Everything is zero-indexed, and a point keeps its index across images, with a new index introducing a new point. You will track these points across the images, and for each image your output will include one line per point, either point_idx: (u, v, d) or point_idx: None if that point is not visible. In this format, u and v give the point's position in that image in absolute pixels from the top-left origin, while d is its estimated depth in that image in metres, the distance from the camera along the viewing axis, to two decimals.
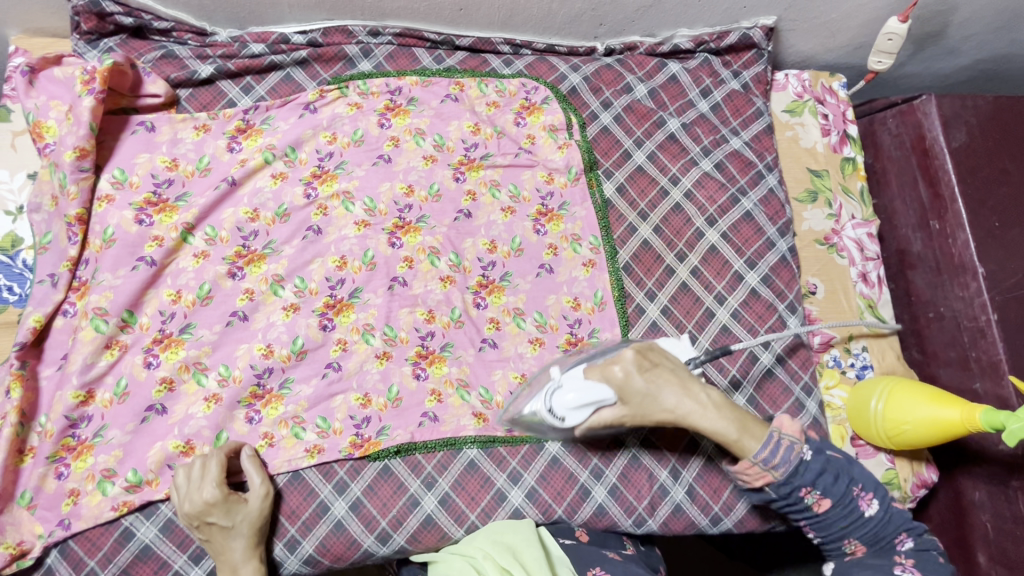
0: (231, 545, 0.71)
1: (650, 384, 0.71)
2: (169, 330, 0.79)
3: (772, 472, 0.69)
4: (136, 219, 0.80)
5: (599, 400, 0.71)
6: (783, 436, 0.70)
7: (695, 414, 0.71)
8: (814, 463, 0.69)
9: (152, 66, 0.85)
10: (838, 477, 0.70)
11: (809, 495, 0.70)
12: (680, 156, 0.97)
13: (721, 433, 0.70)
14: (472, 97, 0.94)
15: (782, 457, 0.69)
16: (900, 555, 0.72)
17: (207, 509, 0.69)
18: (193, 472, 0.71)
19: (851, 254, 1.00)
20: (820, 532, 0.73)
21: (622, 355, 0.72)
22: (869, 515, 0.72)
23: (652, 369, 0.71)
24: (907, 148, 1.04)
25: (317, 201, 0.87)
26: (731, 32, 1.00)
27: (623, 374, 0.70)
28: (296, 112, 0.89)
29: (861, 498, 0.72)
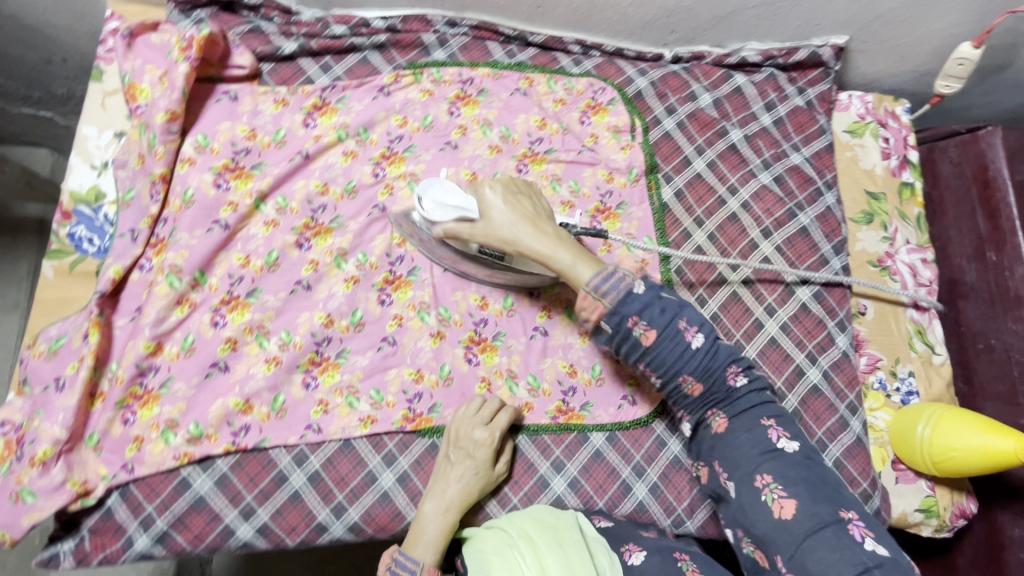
0: (453, 479, 0.76)
1: (510, 205, 0.72)
2: (237, 293, 0.81)
3: (600, 301, 0.68)
4: (214, 182, 0.83)
5: (464, 210, 0.72)
6: (619, 270, 0.69)
7: (533, 238, 0.71)
8: (643, 297, 0.68)
9: (240, 39, 0.88)
10: (664, 309, 0.69)
11: (638, 327, 0.69)
12: (740, 167, 0.98)
13: (555, 258, 0.71)
14: (541, 92, 0.96)
15: (612, 285, 0.68)
16: (765, 420, 0.72)
17: (479, 445, 0.76)
18: (491, 412, 0.79)
19: (903, 278, 0.99)
20: (664, 378, 0.72)
21: (492, 179, 0.74)
22: (698, 349, 0.70)
23: (516, 196, 0.73)
24: (968, 177, 1.03)
25: (385, 181, 0.89)
26: (800, 49, 1.01)
27: (487, 191, 0.72)
28: (370, 93, 0.91)
29: (689, 332, 0.70)
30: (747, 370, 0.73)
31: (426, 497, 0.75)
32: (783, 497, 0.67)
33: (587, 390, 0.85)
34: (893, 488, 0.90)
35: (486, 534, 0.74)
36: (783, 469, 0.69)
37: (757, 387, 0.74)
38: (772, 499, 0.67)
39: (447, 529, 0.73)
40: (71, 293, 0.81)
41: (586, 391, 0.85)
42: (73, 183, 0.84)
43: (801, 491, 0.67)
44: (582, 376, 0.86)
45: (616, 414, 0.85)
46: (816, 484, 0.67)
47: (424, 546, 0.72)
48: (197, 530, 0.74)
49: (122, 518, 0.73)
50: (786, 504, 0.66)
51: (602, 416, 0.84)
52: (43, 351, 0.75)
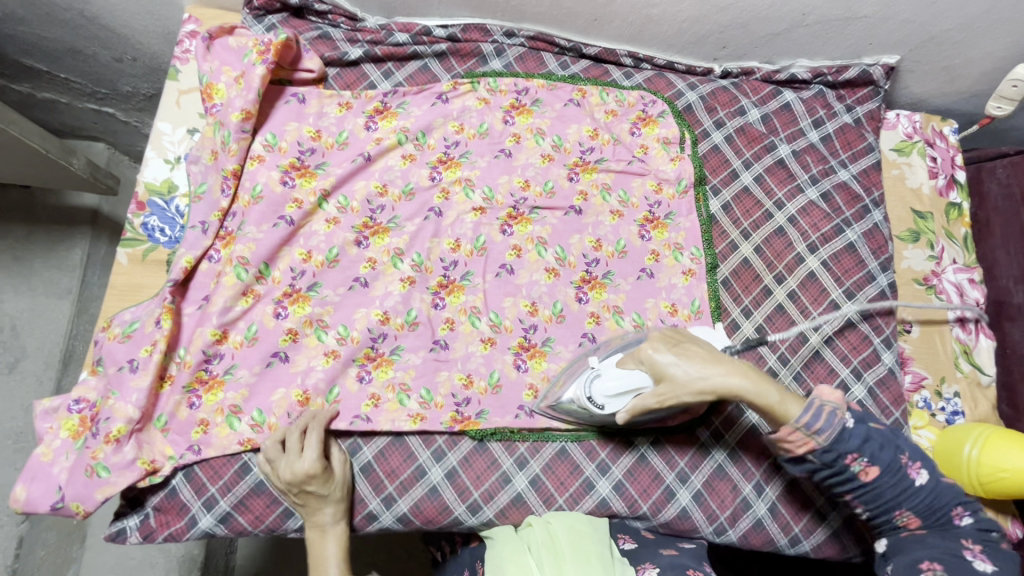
0: (322, 509, 0.76)
1: (687, 354, 0.67)
2: (298, 286, 0.85)
3: (814, 438, 0.68)
4: (281, 180, 0.87)
5: (641, 386, 0.70)
6: (822, 401, 0.68)
7: (730, 383, 0.66)
8: (861, 432, 0.68)
9: (309, 44, 0.93)
10: (884, 446, 0.69)
11: (858, 464, 0.69)
12: (787, 182, 0.99)
13: (765, 397, 0.66)
14: (593, 103, 0.98)
15: (825, 421, 0.67)
16: (966, 539, 0.70)
17: (308, 478, 0.73)
18: (293, 452, 0.74)
19: (949, 297, 1.00)
20: (874, 507, 0.72)
21: (648, 339, 0.69)
22: (920, 486, 0.70)
23: (683, 346, 0.68)
24: (1016, 199, 1.04)
25: (441, 185, 0.92)
26: (851, 67, 1.02)
27: (655, 355, 0.67)
28: (429, 100, 0.94)
29: (913, 468, 0.70)
30: (973, 511, 0.72)
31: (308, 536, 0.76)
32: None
33: None
34: None
35: (505, 538, 0.77)
36: (949, 564, 0.68)
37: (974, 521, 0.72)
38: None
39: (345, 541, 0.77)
40: (142, 280, 0.85)
41: None
42: (148, 175, 0.88)
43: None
44: None
45: None
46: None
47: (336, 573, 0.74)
48: (258, 511, 0.78)
49: (186, 497, 0.77)
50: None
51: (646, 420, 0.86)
52: (117, 334, 0.78)
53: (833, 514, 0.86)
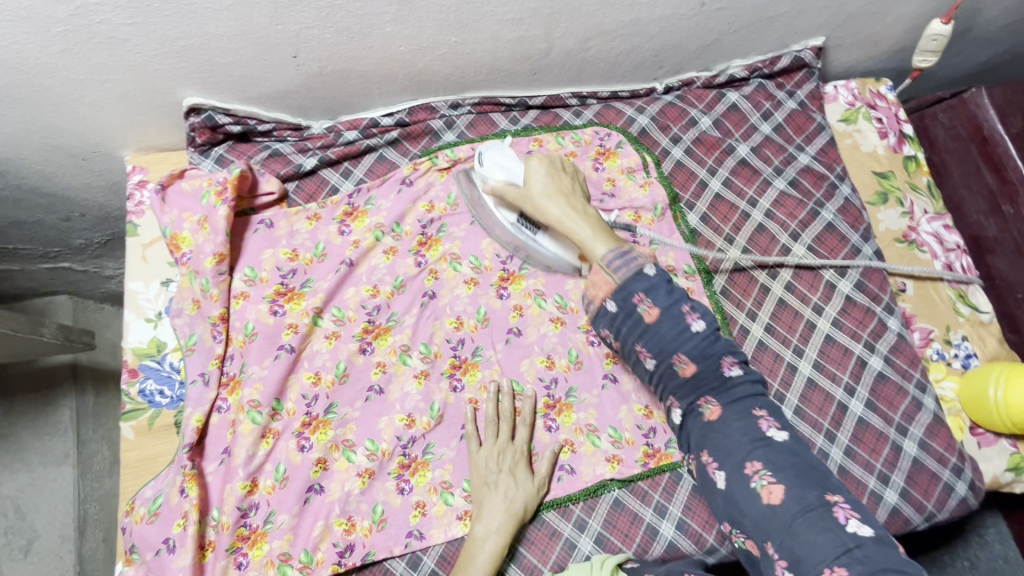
0: (514, 496, 0.78)
1: (551, 179, 0.84)
2: (315, 412, 0.83)
3: (613, 278, 0.73)
4: (270, 310, 0.85)
5: (512, 179, 0.84)
6: (635, 252, 0.75)
7: (561, 213, 0.82)
8: (656, 280, 0.72)
9: (262, 166, 0.92)
10: (670, 292, 0.72)
11: (642, 303, 0.71)
12: (754, 178, 1.01)
13: (578, 230, 0.80)
14: (551, 151, 0.99)
15: (624, 266, 0.73)
16: (758, 409, 0.70)
17: (517, 459, 0.81)
18: (503, 425, 0.83)
19: (931, 248, 1.03)
20: (657, 353, 0.72)
21: (543, 158, 0.86)
22: (700, 331, 0.71)
23: (557, 173, 0.84)
24: (964, 138, 1.09)
25: (428, 267, 0.92)
26: (782, 56, 1.05)
27: (535, 164, 0.84)
28: (394, 187, 0.94)
29: (691, 317, 0.71)
30: (745, 363, 0.72)
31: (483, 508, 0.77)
32: (772, 483, 0.64)
33: (668, 427, 0.87)
34: (979, 454, 0.92)
35: None
36: (770, 453, 0.66)
37: (752, 379, 0.72)
38: (761, 485, 0.65)
39: (497, 552, 0.75)
40: (155, 449, 0.82)
41: (666, 429, 0.87)
42: (133, 340, 0.85)
43: (792, 477, 0.64)
44: (659, 415, 0.87)
45: None
46: (810, 477, 0.64)
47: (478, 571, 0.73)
48: None
49: None
50: (774, 491, 0.63)
51: None
52: (144, 515, 0.76)
53: (892, 490, 0.86)
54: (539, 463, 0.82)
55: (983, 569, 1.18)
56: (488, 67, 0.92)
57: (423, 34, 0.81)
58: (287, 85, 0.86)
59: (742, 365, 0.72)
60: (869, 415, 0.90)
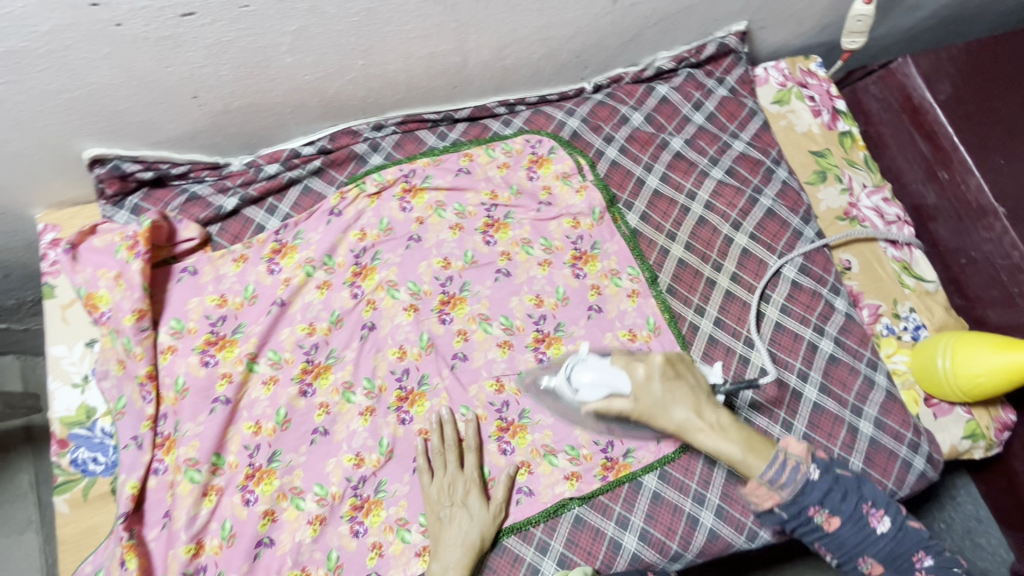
0: (464, 528, 0.77)
1: (671, 389, 0.75)
2: (259, 463, 0.80)
3: (779, 492, 0.68)
4: (201, 362, 0.81)
5: (619, 388, 0.75)
6: (790, 456, 0.70)
7: (698, 432, 0.72)
8: (825, 483, 0.69)
9: (180, 211, 0.88)
10: (846, 495, 0.69)
11: (819, 514, 0.68)
12: (691, 171, 1.00)
13: (726, 451, 0.71)
14: (482, 164, 0.97)
15: (788, 476, 0.69)
16: (923, 574, 0.68)
17: (465, 489, 0.79)
18: (452, 455, 0.81)
19: (873, 223, 1.03)
20: (837, 556, 0.70)
21: (654, 358, 0.76)
22: (884, 534, 0.69)
23: (676, 379, 0.75)
24: (895, 108, 1.09)
25: (365, 298, 0.89)
26: (707, 44, 1.04)
27: (645, 370, 0.75)
28: (323, 219, 0.91)
29: (874, 517, 0.70)
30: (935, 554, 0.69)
31: (435, 546, 0.76)
32: None
33: (625, 437, 0.85)
34: (935, 424, 0.92)
35: None
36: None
37: (940, 564, 0.69)
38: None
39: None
40: (93, 521, 0.78)
41: (624, 440, 0.84)
42: (60, 409, 0.81)
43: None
44: None
45: (658, 450, 0.85)
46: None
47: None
48: None
49: None
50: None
51: (647, 457, 0.84)
52: None
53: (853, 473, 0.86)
54: (495, 489, 0.81)
55: (959, 530, 1.18)
56: (404, 86, 0.89)
57: (327, 60, 0.78)
58: (193, 125, 0.82)
59: (931, 555, 0.69)
60: (824, 399, 0.89)
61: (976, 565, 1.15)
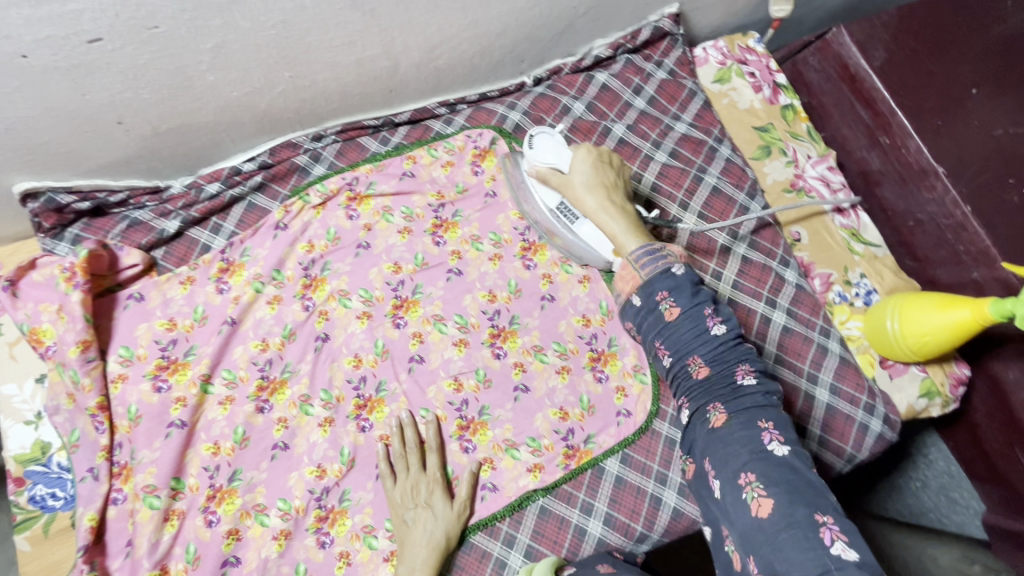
0: (427, 529, 0.77)
1: (596, 171, 0.79)
2: (219, 483, 0.79)
3: (637, 274, 0.67)
4: (154, 388, 0.81)
5: (557, 163, 0.81)
6: (667, 250, 0.68)
7: (601, 208, 0.77)
8: (675, 284, 0.64)
9: (121, 239, 0.87)
10: (693, 292, 0.64)
11: (663, 301, 0.64)
12: (635, 155, 1.00)
13: (614, 228, 0.75)
14: (426, 166, 0.97)
15: (652, 262, 0.66)
16: (763, 419, 0.58)
17: (428, 489, 0.80)
18: (414, 457, 0.81)
19: (819, 192, 1.04)
20: (670, 352, 0.64)
21: (592, 147, 0.81)
22: (718, 336, 0.62)
23: (603, 165, 0.80)
24: (835, 78, 1.11)
25: (316, 309, 0.89)
26: (642, 29, 1.04)
27: (582, 154, 0.79)
28: (269, 234, 0.91)
29: (710, 320, 0.63)
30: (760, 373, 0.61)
31: (401, 548, 0.77)
32: (762, 496, 0.53)
33: (585, 424, 0.86)
34: (891, 385, 0.94)
35: None
36: (764, 463, 0.55)
37: (766, 389, 0.61)
38: (750, 496, 0.53)
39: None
40: (56, 556, 0.78)
41: (584, 426, 0.86)
42: (14, 447, 0.80)
43: (784, 483, 0.53)
44: (574, 414, 0.87)
45: (617, 434, 0.86)
46: (803, 493, 0.52)
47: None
48: None
49: None
50: (764, 503, 0.52)
51: (607, 442, 0.85)
52: None
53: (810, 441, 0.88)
54: (459, 486, 0.81)
55: (933, 488, 1.20)
56: (338, 94, 0.89)
57: (252, 76, 0.77)
58: (125, 151, 0.82)
59: (757, 373, 0.61)
60: (781, 371, 0.90)
61: (951, 519, 1.18)
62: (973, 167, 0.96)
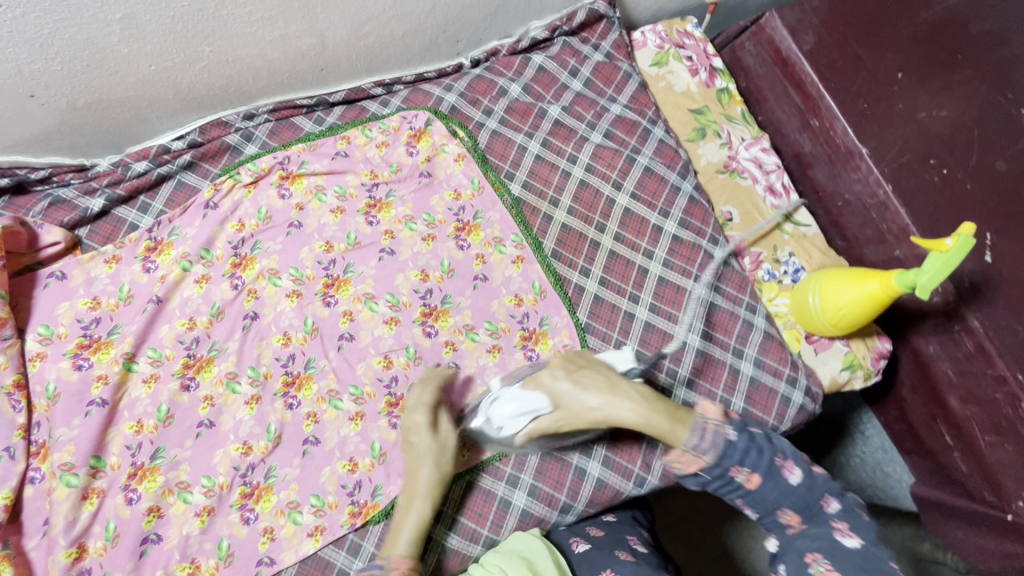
0: (418, 471, 0.77)
1: (576, 384, 0.77)
2: (141, 461, 0.79)
3: (700, 458, 0.71)
4: (74, 365, 0.80)
5: (536, 410, 0.78)
6: (708, 422, 0.72)
7: (622, 411, 0.73)
8: (739, 443, 0.71)
9: (43, 217, 0.85)
10: (761, 452, 0.72)
11: (740, 473, 0.71)
12: (571, 137, 1.01)
13: (654, 424, 0.72)
14: (360, 145, 0.96)
15: (709, 441, 0.71)
16: (836, 520, 0.70)
17: (412, 429, 0.79)
18: (406, 392, 0.81)
19: (752, 174, 1.06)
20: (758, 508, 0.74)
21: (551, 368, 0.80)
22: (797, 484, 0.71)
23: (580, 373, 0.78)
24: (769, 63, 1.14)
25: (245, 288, 0.88)
26: (578, 11, 1.05)
27: (552, 383, 0.78)
28: (198, 213, 0.89)
29: (786, 468, 0.72)
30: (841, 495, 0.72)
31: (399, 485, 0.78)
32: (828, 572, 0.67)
33: None
34: (816, 359, 0.96)
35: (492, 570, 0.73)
36: (833, 551, 0.68)
37: (846, 503, 0.72)
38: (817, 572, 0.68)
39: (425, 518, 0.75)
40: None
41: None
42: None
43: (851, 565, 0.66)
44: None
45: None
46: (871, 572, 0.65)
47: (405, 539, 0.74)
48: None
49: None
50: None
51: None
52: None
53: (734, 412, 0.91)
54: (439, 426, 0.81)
55: (870, 463, 1.24)
56: (266, 72, 0.89)
57: (169, 50, 0.77)
58: (43, 126, 0.81)
59: (838, 496, 0.72)
60: (706, 345, 0.93)
61: (887, 492, 1.22)
62: (896, 148, 1.00)
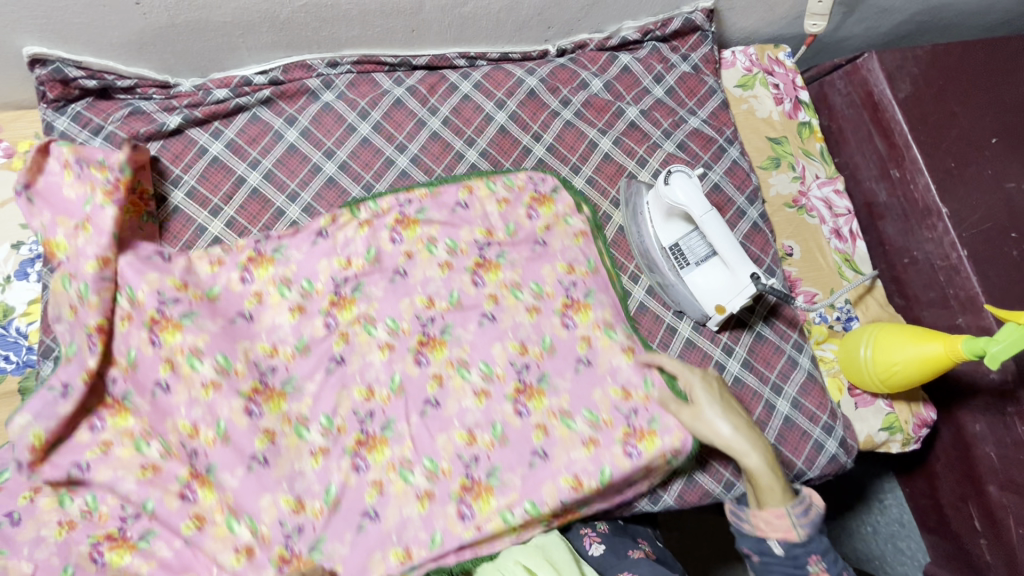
0: None
1: (724, 403, 0.79)
2: (198, 469, 0.73)
3: (795, 529, 0.69)
4: (149, 340, 0.75)
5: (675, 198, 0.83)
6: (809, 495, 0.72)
7: (747, 453, 0.74)
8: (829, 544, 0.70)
9: (121, 123, 0.87)
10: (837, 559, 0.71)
11: (815, 564, 0.69)
12: (644, 141, 1.00)
13: (763, 476, 0.72)
14: (481, 198, 0.92)
15: (807, 511, 0.70)
16: None
17: None
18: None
19: (820, 213, 1.04)
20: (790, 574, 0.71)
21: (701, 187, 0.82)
22: None
23: (729, 401, 0.79)
24: (857, 105, 1.10)
25: (338, 329, 0.83)
26: (673, 19, 1.04)
27: (704, 386, 0.79)
28: (309, 239, 0.85)
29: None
30: None
31: None
32: None
33: (543, 363, 0.85)
34: (854, 413, 0.93)
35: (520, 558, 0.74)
36: None
37: None
38: None
39: None
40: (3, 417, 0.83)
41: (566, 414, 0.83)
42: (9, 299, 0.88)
43: None
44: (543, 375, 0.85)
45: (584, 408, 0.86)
46: None
47: None
48: None
49: None
50: None
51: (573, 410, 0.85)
52: None
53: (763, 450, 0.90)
54: None
55: (882, 535, 1.17)
56: (359, 22, 0.89)
57: None
58: (139, 36, 0.82)
59: None
60: (745, 374, 0.91)
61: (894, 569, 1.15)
62: (977, 214, 0.95)
